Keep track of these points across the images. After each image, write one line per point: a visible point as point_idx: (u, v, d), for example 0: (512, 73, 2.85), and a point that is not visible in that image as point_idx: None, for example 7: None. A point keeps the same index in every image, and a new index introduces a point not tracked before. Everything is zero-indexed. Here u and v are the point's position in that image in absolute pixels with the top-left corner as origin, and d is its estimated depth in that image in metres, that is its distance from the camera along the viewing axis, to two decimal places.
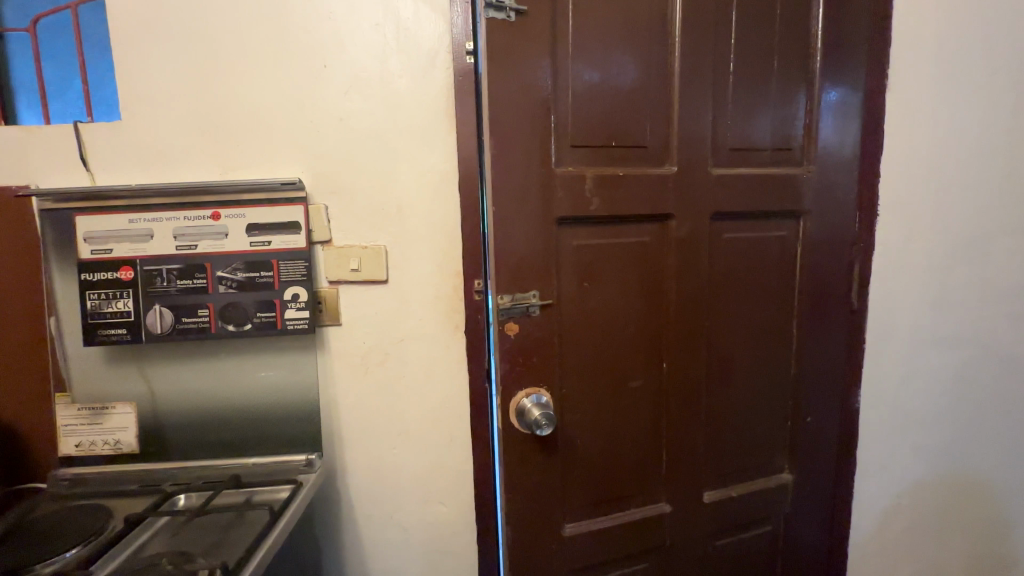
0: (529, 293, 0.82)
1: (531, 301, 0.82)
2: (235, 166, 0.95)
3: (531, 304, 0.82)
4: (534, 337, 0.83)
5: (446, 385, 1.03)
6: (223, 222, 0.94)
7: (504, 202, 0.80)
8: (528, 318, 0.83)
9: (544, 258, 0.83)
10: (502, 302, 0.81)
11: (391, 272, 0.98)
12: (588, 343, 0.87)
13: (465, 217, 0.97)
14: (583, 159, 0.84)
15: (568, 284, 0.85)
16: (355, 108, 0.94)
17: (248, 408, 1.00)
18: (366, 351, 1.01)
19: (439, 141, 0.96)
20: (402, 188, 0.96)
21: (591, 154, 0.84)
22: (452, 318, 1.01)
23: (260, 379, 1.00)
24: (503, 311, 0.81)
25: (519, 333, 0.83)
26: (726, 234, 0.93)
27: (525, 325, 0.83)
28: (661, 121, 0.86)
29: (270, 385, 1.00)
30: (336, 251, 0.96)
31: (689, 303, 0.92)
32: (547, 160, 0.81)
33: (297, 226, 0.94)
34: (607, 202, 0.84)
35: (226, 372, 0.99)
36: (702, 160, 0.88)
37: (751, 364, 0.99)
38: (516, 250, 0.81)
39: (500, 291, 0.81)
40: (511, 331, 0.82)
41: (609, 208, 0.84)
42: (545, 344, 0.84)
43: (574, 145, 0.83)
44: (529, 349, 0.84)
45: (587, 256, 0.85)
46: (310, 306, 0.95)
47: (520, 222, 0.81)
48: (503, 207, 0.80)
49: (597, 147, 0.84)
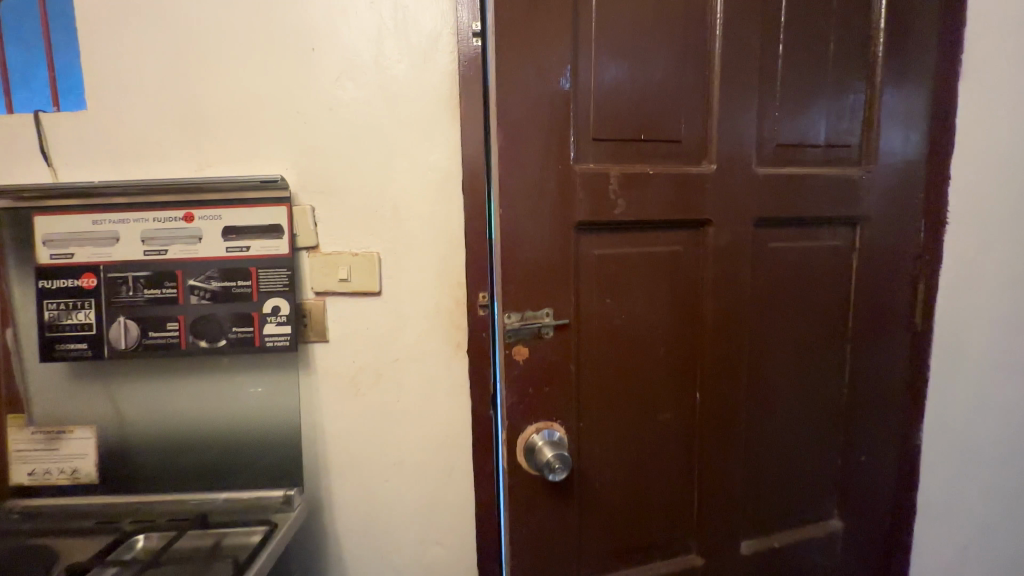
0: (542, 310, 0.70)
1: (544, 321, 0.70)
2: (213, 162, 0.85)
3: (544, 324, 0.70)
4: (548, 363, 0.71)
5: (445, 411, 0.91)
6: (197, 224, 0.83)
7: (513, 205, 0.68)
8: (540, 340, 0.71)
9: (559, 270, 0.70)
10: (510, 322, 0.69)
11: (385, 283, 0.87)
12: (610, 368, 0.75)
13: (469, 221, 0.85)
14: (607, 155, 0.71)
15: (588, 300, 0.73)
16: (347, 97, 0.83)
17: (223, 433, 0.89)
18: (356, 371, 0.89)
19: (441, 134, 0.84)
20: (399, 188, 0.85)
21: (616, 149, 0.72)
22: (453, 335, 0.89)
23: (237, 400, 0.89)
24: (511, 332, 0.69)
25: (529, 358, 0.70)
26: (771, 244, 0.80)
27: (537, 348, 0.71)
28: (698, 112, 0.74)
29: (248, 407, 0.89)
30: (324, 258, 0.85)
31: (728, 323, 0.79)
32: (566, 156, 0.69)
33: (279, 229, 0.83)
34: (635, 205, 0.71)
35: (200, 392, 0.88)
36: (746, 158, 0.76)
37: (797, 393, 0.86)
38: (528, 261, 0.69)
39: (508, 309, 0.69)
40: (521, 356, 0.70)
41: (637, 212, 0.72)
42: (560, 371, 0.72)
43: (597, 138, 0.71)
44: (541, 376, 0.71)
45: (610, 268, 0.73)
46: (292, 320, 0.84)
47: (532, 227, 0.69)
48: (513, 209, 0.68)
49: (624, 141, 0.72)
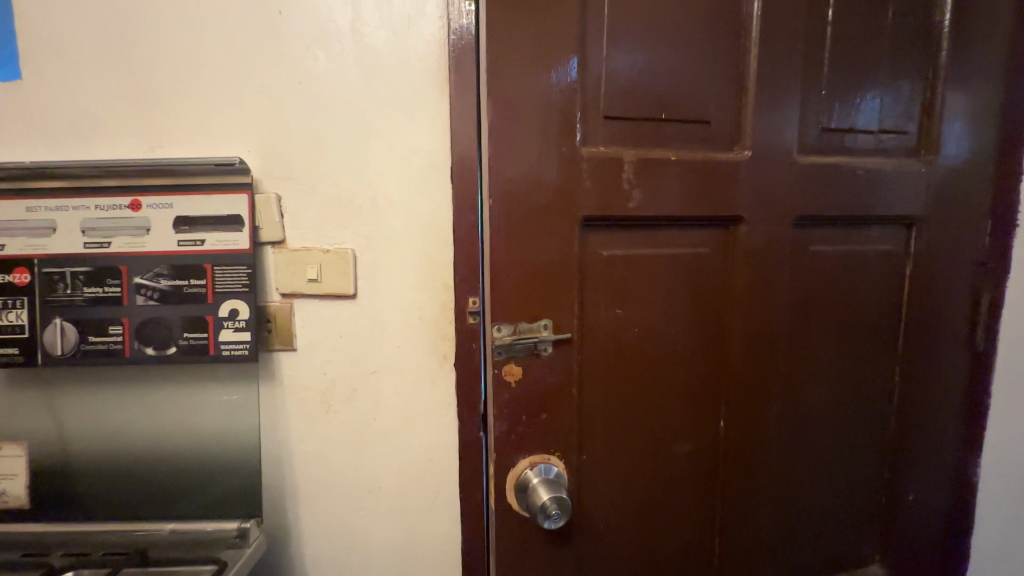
0: (539, 322, 0.58)
1: (541, 336, 0.58)
2: (165, 142, 0.74)
3: (541, 339, 0.58)
4: (546, 385, 0.59)
5: (429, 432, 0.79)
6: (145, 213, 0.72)
7: (506, 196, 0.56)
8: (536, 358, 0.59)
9: (561, 275, 0.59)
10: (500, 336, 0.58)
11: (361, 284, 0.76)
12: (620, 392, 0.63)
13: (458, 215, 0.74)
14: (621, 137, 0.59)
15: (594, 311, 0.61)
16: (318, 69, 0.72)
17: (175, 452, 0.78)
18: (327, 384, 0.78)
19: (427, 113, 0.73)
20: (378, 175, 0.74)
21: (631, 130, 0.60)
22: (439, 346, 0.77)
23: (191, 414, 0.78)
24: (501, 349, 0.58)
25: (523, 380, 0.59)
26: (812, 246, 0.68)
27: (532, 368, 0.59)
28: (730, 88, 0.62)
29: (205, 423, 0.78)
30: (291, 255, 0.74)
31: (759, 340, 0.67)
32: (570, 137, 0.57)
33: (239, 221, 0.72)
34: (652, 198, 0.60)
35: (149, 405, 0.77)
36: (785, 145, 0.64)
37: (836, 421, 0.74)
38: (523, 263, 0.58)
39: (498, 320, 0.58)
40: (512, 377, 0.59)
41: (655, 207, 0.60)
42: (560, 395, 0.60)
43: (608, 117, 0.59)
44: (537, 401, 0.60)
45: (622, 273, 0.61)
46: (252, 326, 0.73)
47: (529, 222, 0.57)
48: (506, 200, 0.56)
49: (641, 121, 0.60)
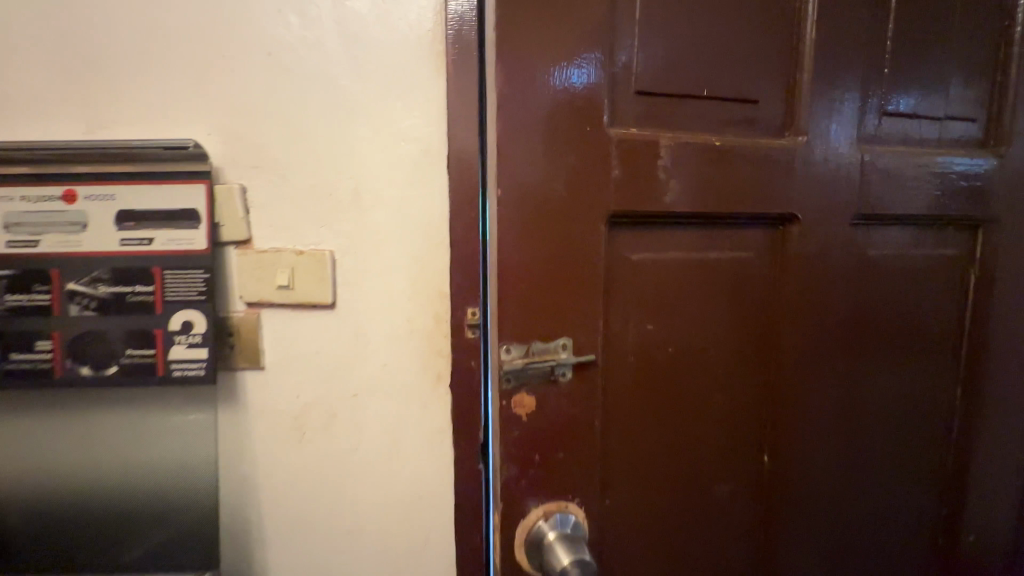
0: (556, 343, 0.48)
1: (559, 360, 0.47)
2: (108, 122, 0.62)
3: (559, 363, 0.48)
4: (564, 418, 0.49)
5: (419, 464, 0.68)
6: (81, 206, 0.60)
7: (517, 188, 0.46)
8: (552, 386, 0.48)
9: (583, 285, 0.48)
10: (509, 359, 0.47)
11: (341, 292, 0.65)
12: (651, 424, 0.53)
13: (455, 211, 0.63)
14: (655, 117, 0.49)
15: (621, 328, 0.51)
16: (291, 39, 0.61)
17: (111, 493, 0.65)
18: (301, 409, 0.67)
19: (419, 91, 0.62)
20: (362, 164, 0.63)
21: (667, 109, 0.49)
22: (432, 364, 0.66)
23: (131, 449, 0.65)
24: (509, 375, 0.47)
25: (536, 412, 0.48)
26: (871, 251, 0.58)
27: (548, 398, 0.48)
28: (782, 60, 0.52)
29: (148, 459, 0.65)
30: (257, 257, 0.63)
31: (810, 362, 0.57)
32: (596, 116, 0.47)
33: (195, 216, 0.61)
34: (691, 191, 0.49)
35: (81, 436, 0.64)
36: (843, 131, 0.54)
37: (892, 454, 0.64)
38: (537, 270, 0.47)
39: (507, 340, 0.47)
40: (523, 409, 0.48)
41: (695, 202, 0.50)
42: (581, 429, 0.50)
43: (641, 92, 0.48)
44: (553, 438, 0.49)
45: (655, 283, 0.51)
46: (210, 342, 0.62)
47: (545, 219, 0.47)
48: (516, 192, 0.46)
49: (679, 99, 0.49)
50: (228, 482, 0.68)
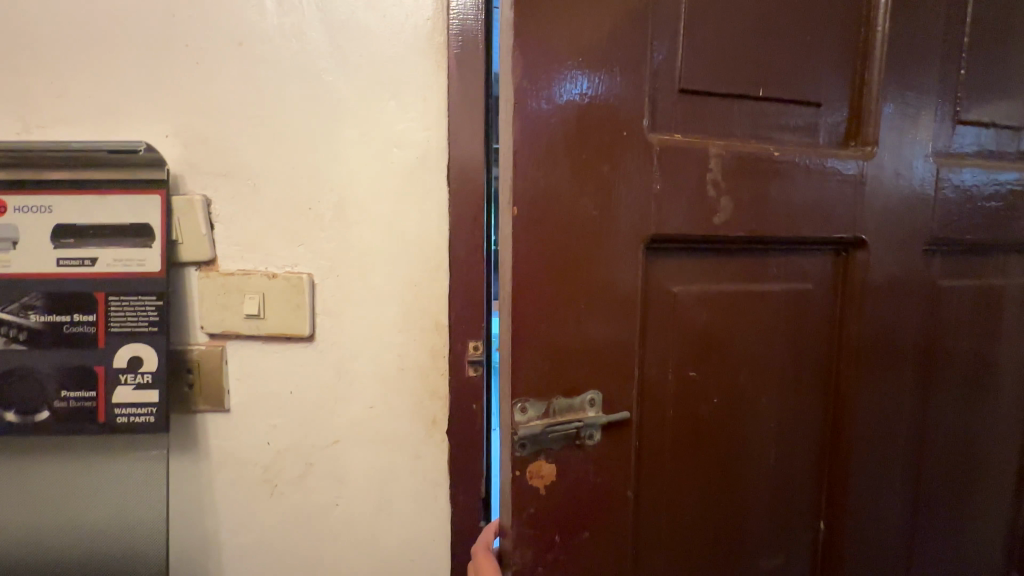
0: (582, 397, 0.39)
1: (586, 420, 0.38)
2: (49, 120, 0.53)
3: (586, 423, 0.39)
4: (590, 486, 0.40)
5: (410, 520, 0.59)
6: (10, 219, 0.51)
7: (538, 207, 0.37)
8: (577, 450, 0.39)
9: (616, 326, 0.39)
10: (525, 420, 0.38)
11: (321, 322, 0.55)
12: (693, 493, 0.44)
13: (456, 230, 0.54)
14: (703, 121, 0.41)
15: (660, 377, 0.42)
16: (266, 26, 0.52)
17: (30, 571, 0.53)
18: (272, 458, 0.57)
19: (416, 90, 0.53)
20: (347, 173, 0.54)
21: (716, 112, 0.41)
22: (426, 406, 0.57)
23: (58, 515, 0.53)
24: (525, 440, 0.38)
25: (556, 483, 0.39)
26: (945, 281, 0.49)
27: (572, 462, 0.39)
28: (847, 56, 0.44)
29: (78, 528, 0.53)
30: (222, 281, 0.54)
31: (879, 410, 0.48)
32: (634, 120, 0.38)
33: (147, 233, 0.51)
34: (745, 212, 0.41)
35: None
36: (916, 141, 0.46)
37: (965, 518, 0.55)
38: (561, 304, 0.38)
39: (523, 393, 0.38)
40: (541, 480, 0.39)
41: (748, 225, 0.41)
42: (611, 499, 0.41)
43: (686, 90, 0.40)
44: (577, 511, 0.40)
45: (700, 322, 0.42)
46: (161, 382, 0.52)
47: (569, 243, 0.38)
48: (537, 211, 0.37)
49: (730, 99, 0.41)
50: (185, 543, 0.58)
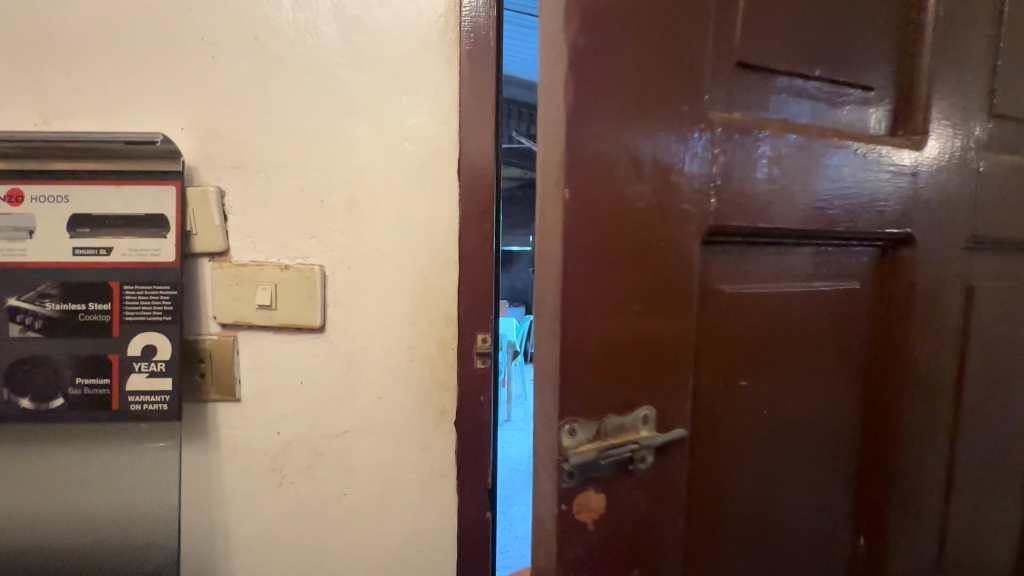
0: (633, 414, 0.36)
1: (640, 442, 0.35)
2: (66, 112, 0.54)
3: (639, 444, 0.35)
4: (635, 499, 0.37)
5: (417, 511, 0.59)
6: (27, 208, 0.51)
7: (591, 198, 0.33)
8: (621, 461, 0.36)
9: (668, 330, 0.37)
10: (576, 448, 0.34)
11: (332, 314, 0.56)
12: (737, 506, 0.41)
13: (465, 224, 0.55)
14: (754, 103, 0.38)
15: (708, 385, 0.39)
16: (282, 22, 0.53)
17: (41, 557, 0.53)
18: (281, 448, 0.58)
19: (428, 86, 0.54)
20: (360, 167, 0.55)
21: (765, 93, 0.38)
22: (434, 398, 0.58)
23: (70, 502, 0.54)
24: (574, 468, 0.34)
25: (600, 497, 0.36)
26: (995, 280, 0.47)
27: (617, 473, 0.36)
28: (890, 43, 0.42)
29: (89, 514, 0.54)
30: (235, 272, 0.54)
31: (929, 416, 0.46)
32: (694, 96, 0.35)
33: (162, 223, 0.52)
34: (797, 205, 0.39)
35: (11, 481, 0.53)
36: (964, 131, 0.43)
37: (1004, 532, 0.52)
38: (611, 299, 0.35)
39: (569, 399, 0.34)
40: (588, 509, 0.35)
41: (800, 220, 0.39)
42: (657, 514, 0.37)
43: (743, 65, 0.37)
44: (621, 528, 0.37)
45: (748, 326, 0.40)
46: (174, 371, 0.53)
47: (622, 230, 0.34)
48: (590, 194, 0.33)
49: (786, 77, 0.39)
50: (193, 533, 0.58)
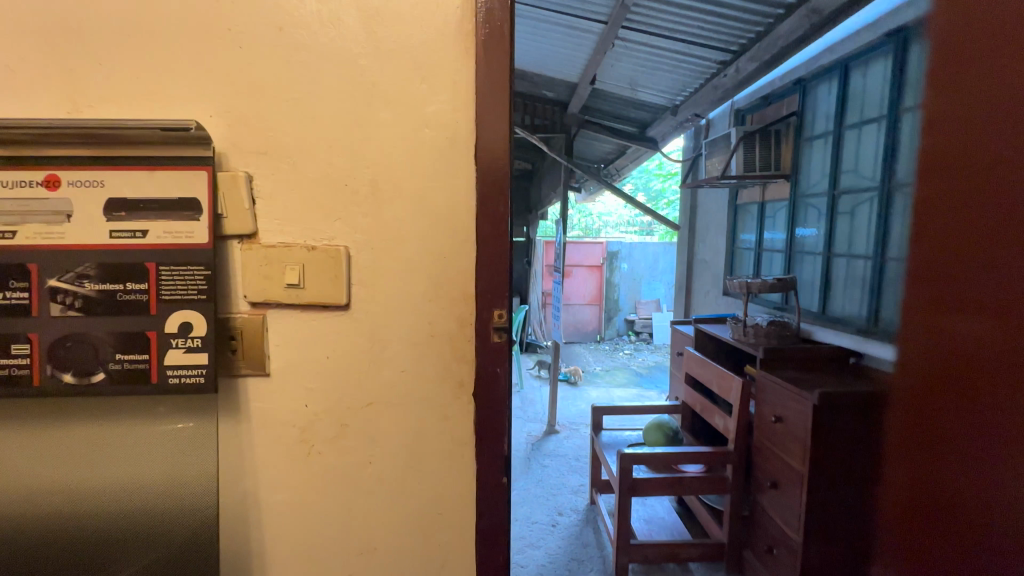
0: None
1: None
2: (98, 101, 0.57)
3: None
4: None
5: (438, 478, 0.63)
6: (65, 193, 0.54)
7: None
8: None
9: None
10: None
11: (357, 291, 0.60)
12: None
13: (482, 206, 0.58)
14: None
15: None
16: (306, 16, 0.56)
17: (91, 514, 0.58)
18: (309, 419, 0.61)
19: (447, 75, 0.57)
20: (382, 153, 0.58)
21: None
22: (453, 371, 0.61)
23: (117, 463, 0.58)
24: None
25: None
26: None
27: None
28: None
29: (134, 474, 0.58)
30: (264, 253, 0.58)
31: None
32: None
33: (195, 207, 0.55)
34: None
35: (66, 442, 0.58)
36: None
37: None
38: None
39: None
40: None
41: None
42: None
43: None
44: None
45: None
46: (209, 346, 0.56)
47: None
48: None
49: None
50: (229, 497, 0.63)
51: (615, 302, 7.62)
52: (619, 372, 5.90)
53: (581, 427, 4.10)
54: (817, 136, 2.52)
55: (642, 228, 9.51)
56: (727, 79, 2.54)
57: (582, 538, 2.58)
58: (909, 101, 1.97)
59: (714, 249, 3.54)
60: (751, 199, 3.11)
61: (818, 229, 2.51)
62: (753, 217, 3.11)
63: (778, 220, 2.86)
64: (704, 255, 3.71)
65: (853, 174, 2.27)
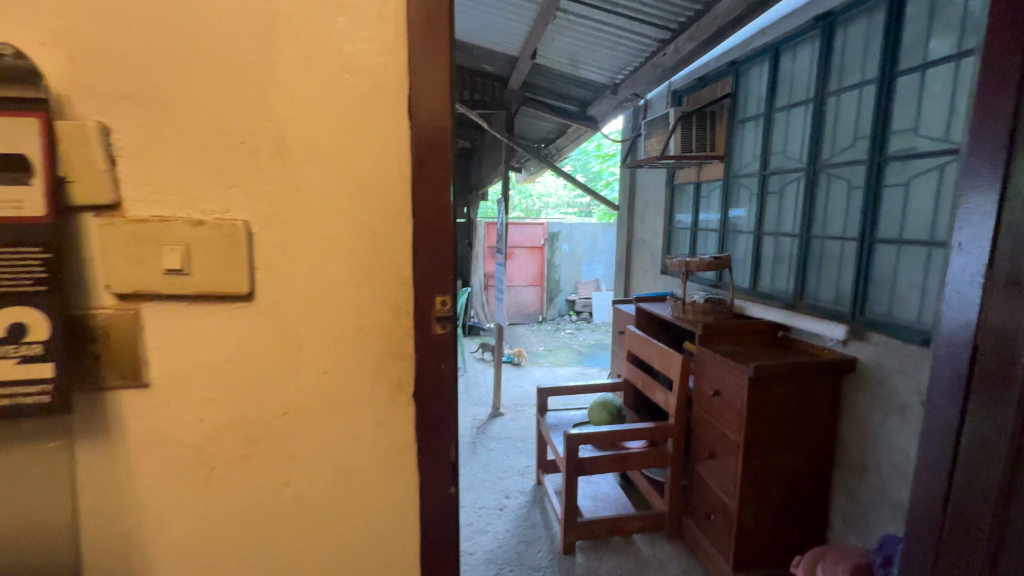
0: None
1: None
2: None
3: None
4: None
5: (373, 470, 0.59)
6: None
7: None
8: None
9: None
10: None
11: (279, 278, 0.55)
12: None
13: (405, 180, 0.55)
14: None
15: None
16: None
17: None
18: (215, 410, 0.57)
19: (365, 29, 0.52)
20: (293, 121, 0.53)
21: None
22: (383, 359, 0.57)
23: None
24: None
25: None
26: None
27: None
28: None
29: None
30: (129, 232, 0.53)
31: None
32: None
33: (27, 171, 0.48)
34: None
35: None
36: None
37: None
38: None
39: None
40: None
41: None
42: None
43: None
44: None
45: None
46: (56, 349, 0.50)
47: None
48: None
49: None
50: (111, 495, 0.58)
51: (556, 282, 7.69)
52: (561, 352, 6.00)
53: (525, 408, 4.11)
54: (749, 118, 2.60)
55: (581, 209, 9.63)
56: (666, 58, 2.54)
57: (530, 519, 2.58)
58: (833, 85, 2.06)
59: (652, 229, 3.62)
60: (687, 179, 3.18)
61: (749, 210, 2.61)
62: (689, 197, 3.19)
63: (712, 200, 2.95)
64: (642, 235, 3.78)
65: (782, 155, 2.36)
